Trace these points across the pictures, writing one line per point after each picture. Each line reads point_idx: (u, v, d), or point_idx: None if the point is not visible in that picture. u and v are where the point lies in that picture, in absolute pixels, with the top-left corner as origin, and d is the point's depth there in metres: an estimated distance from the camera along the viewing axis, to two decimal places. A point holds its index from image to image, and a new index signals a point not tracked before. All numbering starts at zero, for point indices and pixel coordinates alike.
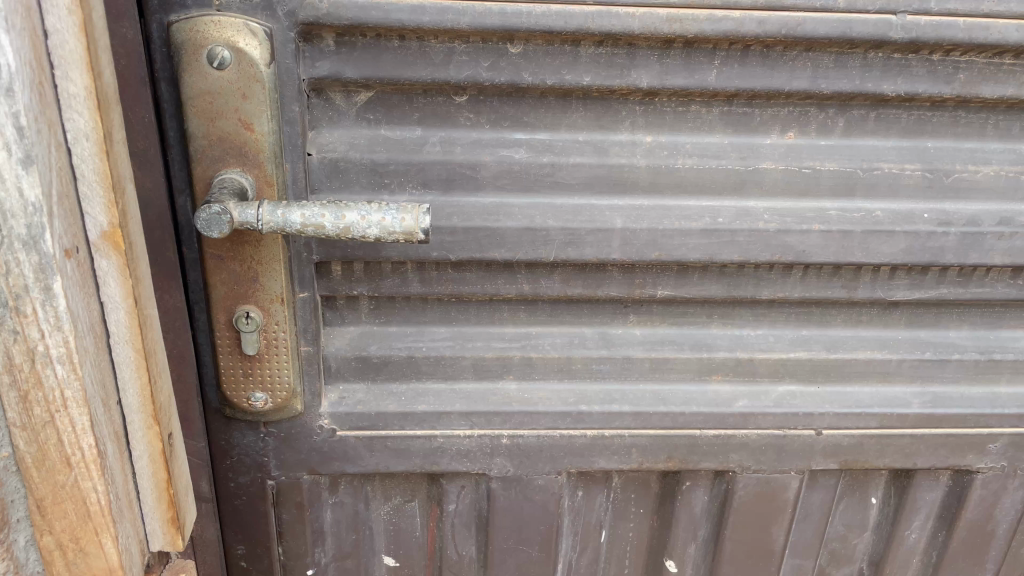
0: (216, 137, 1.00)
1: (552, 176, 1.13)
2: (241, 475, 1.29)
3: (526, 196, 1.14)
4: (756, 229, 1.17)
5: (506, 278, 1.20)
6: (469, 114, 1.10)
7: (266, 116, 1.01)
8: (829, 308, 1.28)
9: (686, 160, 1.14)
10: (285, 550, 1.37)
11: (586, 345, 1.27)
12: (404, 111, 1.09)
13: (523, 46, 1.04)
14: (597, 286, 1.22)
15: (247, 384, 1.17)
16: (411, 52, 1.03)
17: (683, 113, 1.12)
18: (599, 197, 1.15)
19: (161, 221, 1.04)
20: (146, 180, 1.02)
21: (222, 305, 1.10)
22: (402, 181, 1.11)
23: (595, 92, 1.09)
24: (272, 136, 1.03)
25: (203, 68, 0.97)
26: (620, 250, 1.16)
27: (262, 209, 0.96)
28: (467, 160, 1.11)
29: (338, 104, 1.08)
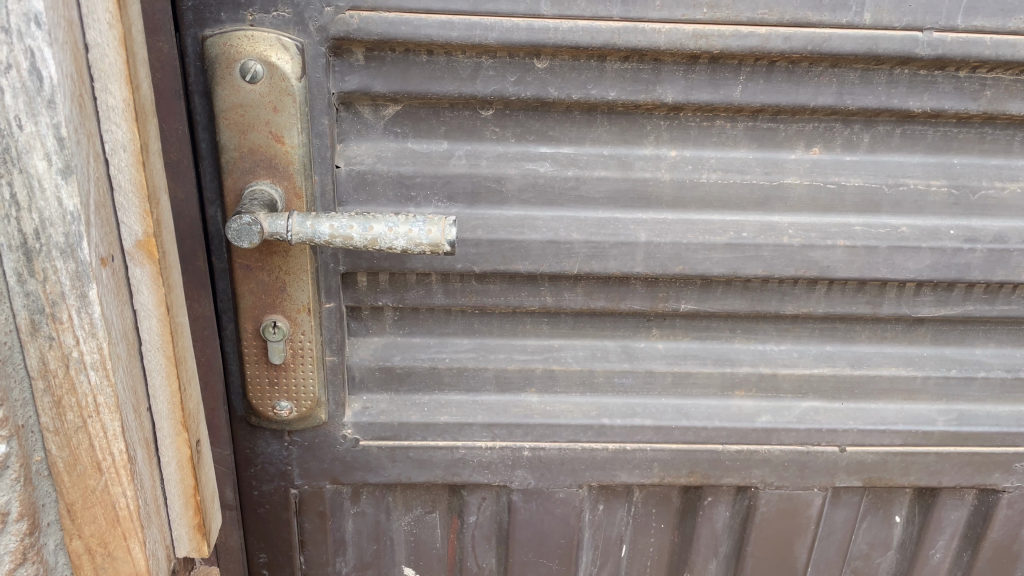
0: (247, 148, 1.02)
1: (576, 190, 1.14)
2: (265, 483, 1.30)
3: (550, 210, 1.15)
4: (780, 243, 1.17)
5: (529, 290, 1.20)
6: (495, 127, 1.11)
7: (296, 129, 1.03)
8: (853, 324, 1.28)
9: (711, 175, 1.14)
10: (307, 558, 1.38)
11: (608, 358, 1.27)
12: (431, 125, 1.10)
13: (550, 61, 1.05)
14: (620, 299, 1.22)
15: (273, 393, 1.18)
16: (439, 67, 1.05)
17: (708, 128, 1.13)
18: (623, 211, 1.15)
19: (192, 230, 1.07)
20: (179, 190, 1.04)
21: (249, 314, 1.12)
22: (428, 194, 1.12)
23: (620, 107, 1.10)
24: (302, 149, 1.04)
25: (236, 81, 0.99)
26: (643, 263, 1.17)
27: (291, 220, 0.97)
28: (492, 173, 1.12)
29: (366, 117, 1.09)
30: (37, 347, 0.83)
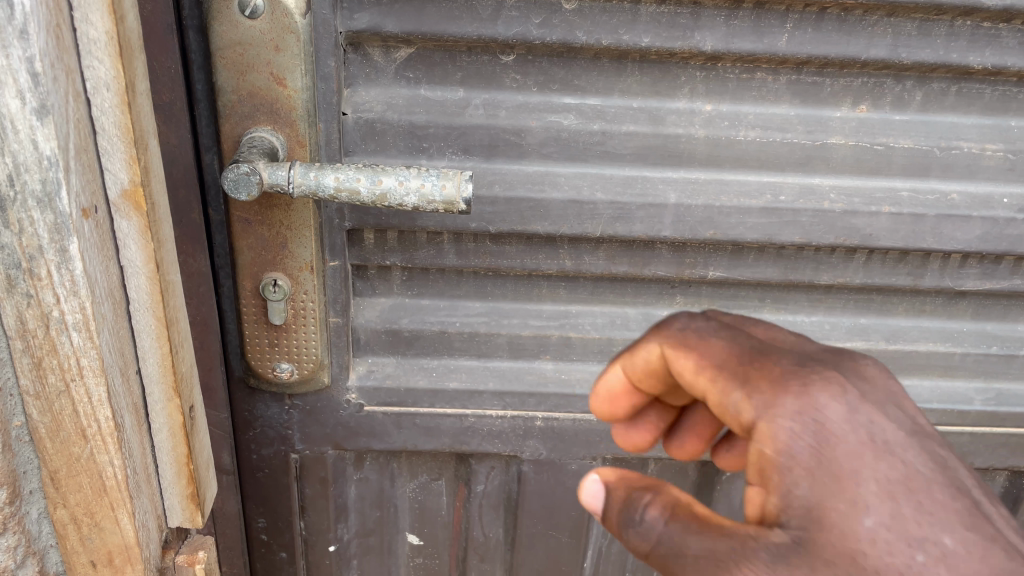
0: (246, 92, 0.94)
1: (602, 145, 1.05)
2: (264, 447, 1.24)
3: (572, 166, 1.06)
4: (821, 209, 1.08)
5: (548, 252, 1.13)
6: (515, 74, 1.03)
7: (300, 71, 0.94)
8: (890, 295, 1.20)
9: (749, 132, 1.05)
10: (307, 524, 1.33)
11: (628, 326, 1.20)
12: (446, 70, 1.02)
13: (579, 2, 0.96)
14: (644, 264, 1.14)
15: (272, 355, 1.12)
16: (457, 6, 0.96)
17: (747, 80, 1.04)
18: (652, 168, 1.06)
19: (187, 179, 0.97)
20: (172, 135, 0.94)
21: (248, 271, 1.05)
22: (442, 146, 1.04)
23: (653, 55, 1.01)
24: (306, 93, 0.96)
25: (234, 16, 0.90)
26: (672, 227, 1.08)
27: (294, 171, 0.89)
28: (512, 125, 1.04)
29: (376, 60, 1.01)
30: (14, 305, 0.76)
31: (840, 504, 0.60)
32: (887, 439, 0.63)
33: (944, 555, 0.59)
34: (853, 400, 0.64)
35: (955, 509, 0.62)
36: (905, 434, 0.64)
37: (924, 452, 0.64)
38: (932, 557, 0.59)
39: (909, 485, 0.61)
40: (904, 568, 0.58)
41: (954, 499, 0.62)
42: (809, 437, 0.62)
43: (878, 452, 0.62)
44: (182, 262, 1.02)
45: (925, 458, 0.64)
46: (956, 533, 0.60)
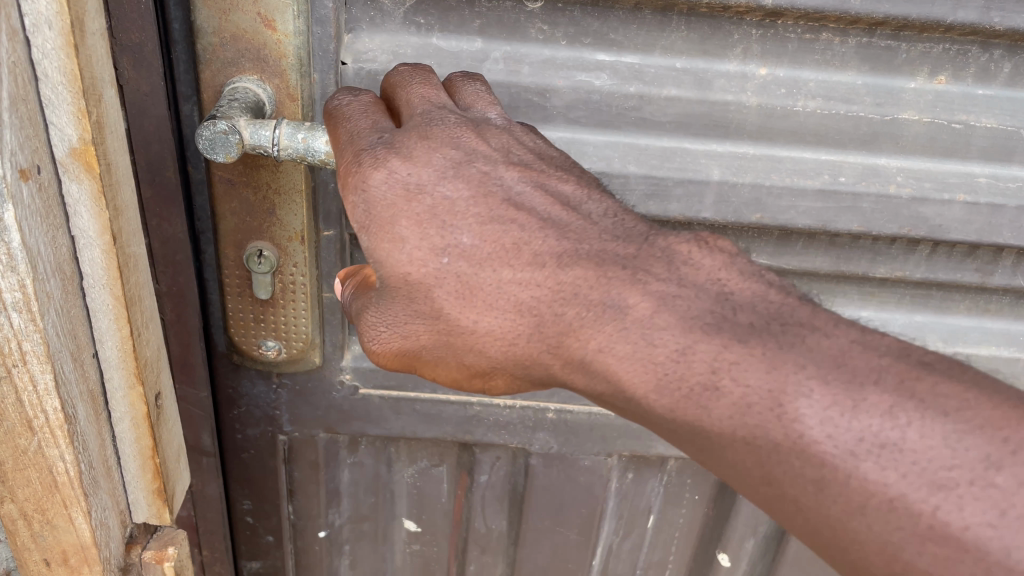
0: (229, 34, 0.81)
1: (638, 111, 0.92)
2: (250, 427, 1.13)
3: (603, 134, 0.93)
4: (886, 193, 0.94)
5: None
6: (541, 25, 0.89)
7: (292, 12, 0.81)
8: (952, 293, 1.07)
9: (808, 103, 0.91)
10: (295, 508, 1.24)
11: None
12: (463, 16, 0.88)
13: None
14: None
15: (258, 331, 1.00)
16: None
17: (811, 42, 0.89)
18: (693, 140, 0.93)
19: (160, 133, 0.83)
20: (142, 82, 0.79)
21: (230, 239, 0.93)
22: None
23: (703, 7, 0.86)
24: (298, 39, 0.82)
25: None
26: (713, 208, 0.94)
27: (279, 131, 0.76)
28: (535, 84, 0.90)
29: (382, 2, 0.87)
30: None
31: (385, 242, 0.72)
32: (471, 240, 0.72)
33: (492, 307, 0.72)
34: (466, 222, 0.72)
35: (482, 216, 0.72)
36: (551, 211, 0.73)
37: (457, 181, 0.73)
38: (455, 257, 0.71)
39: (443, 221, 0.72)
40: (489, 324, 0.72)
41: (563, 278, 0.70)
42: (436, 226, 0.71)
43: (407, 198, 0.71)
44: (156, 225, 0.89)
45: (575, 267, 0.70)
46: (504, 263, 0.72)
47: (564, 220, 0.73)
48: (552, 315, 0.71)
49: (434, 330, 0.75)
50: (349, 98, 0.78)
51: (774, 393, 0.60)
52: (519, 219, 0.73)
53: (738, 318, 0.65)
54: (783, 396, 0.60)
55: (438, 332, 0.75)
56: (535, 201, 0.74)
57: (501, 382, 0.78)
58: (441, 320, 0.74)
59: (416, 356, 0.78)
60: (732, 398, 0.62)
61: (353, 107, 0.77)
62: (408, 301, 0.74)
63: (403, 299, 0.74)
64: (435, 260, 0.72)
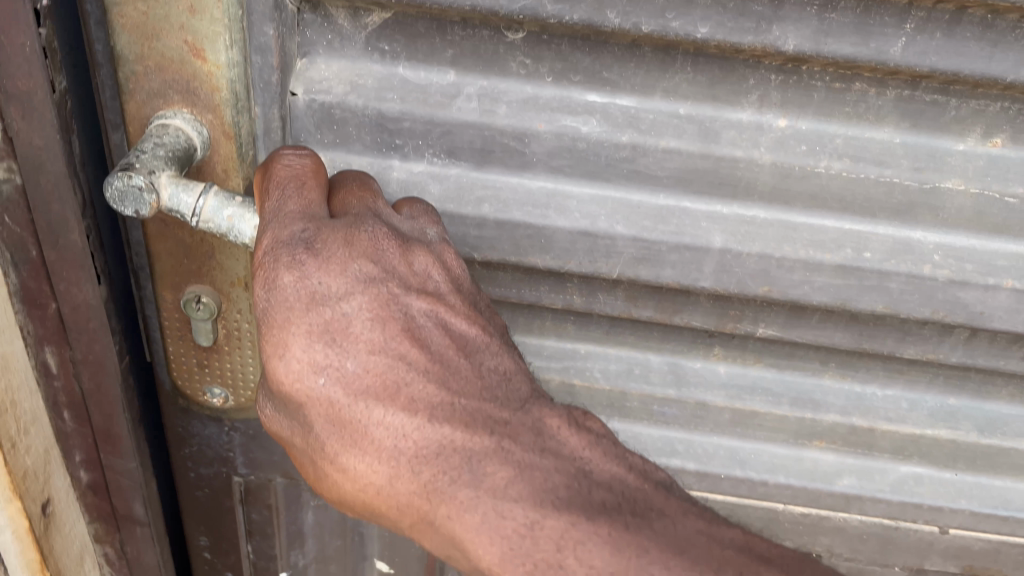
0: (153, 62, 0.70)
1: (632, 163, 0.79)
2: (202, 467, 1.05)
3: (590, 185, 0.80)
4: (918, 274, 0.81)
5: (552, 285, 0.89)
6: (524, 58, 0.76)
7: (224, 41, 0.69)
8: (993, 378, 0.93)
9: (834, 165, 0.77)
10: (255, 549, 1.16)
11: (648, 378, 0.97)
12: (433, 45, 0.76)
13: None
14: (674, 312, 0.90)
15: (201, 377, 0.91)
16: None
17: (840, 92, 0.75)
18: (694, 199, 0.80)
19: (59, 193, 0.72)
20: (33, 135, 0.69)
21: (167, 280, 0.84)
22: (419, 145, 0.79)
23: (712, 48, 0.73)
24: (233, 70, 0.71)
25: None
26: (712, 277, 0.82)
27: (204, 201, 0.68)
28: (513, 127, 0.78)
29: (341, 24, 0.75)
30: None
31: (269, 346, 0.66)
32: (363, 380, 0.67)
33: (356, 444, 0.68)
34: (358, 352, 0.67)
35: (373, 343, 0.67)
36: (445, 353, 0.72)
37: (361, 298, 0.67)
38: (334, 380, 0.66)
39: (335, 341, 0.66)
40: (362, 463, 0.68)
41: (429, 437, 0.68)
42: (324, 351, 0.66)
43: (309, 304, 0.66)
44: (65, 291, 0.79)
45: (448, 423, 0.68)
46: (379, 401, 0.67)
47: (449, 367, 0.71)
48: (409, 473, 0.68)
49: (303, 437, 0.71)
50: (291, 160, 0.70)
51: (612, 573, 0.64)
52: (409, 355, 0.69)
53: (594, 496, 0.68)
54: None
55: (309, 441, 0.70)
56: (433, 338, 0.71)
57: (351, 513, 0.74)
58: (312, 434, 0.69)
59: (282, 444, 0.74)
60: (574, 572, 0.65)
61: (286, 173, 0.69)
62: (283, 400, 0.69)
63: (278, 397, 0.69)
64: (314, 378, 0.66)
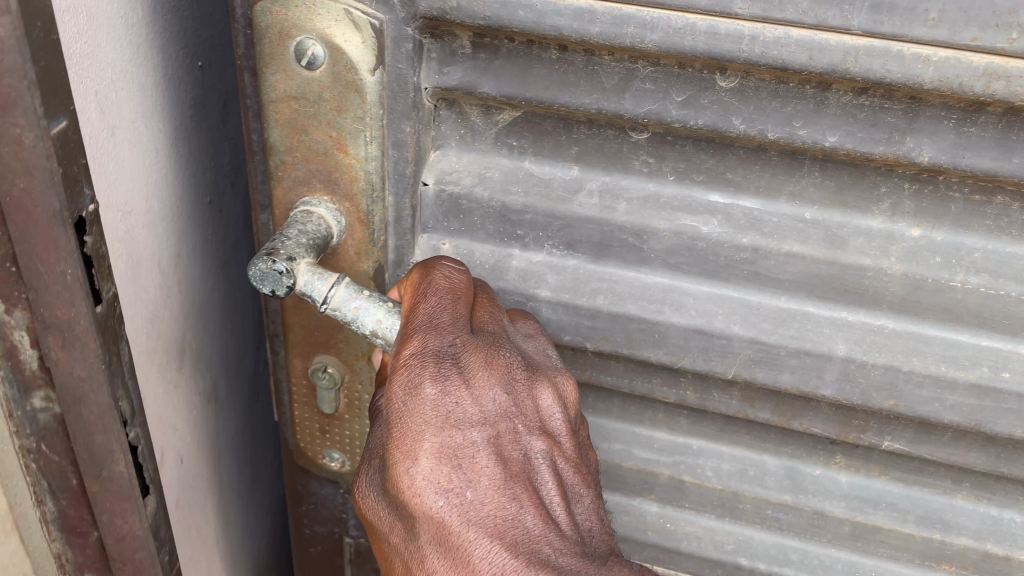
0: (301, 153, 0.76)
1: (752, 264, 0.78)
2: (318, 524, 1.09)
3: (708, 284, 0.80)
4: None
5: (665, 378, 0.88)
6: (647, 157, 0.77)
7: (365, 137, 0.74)
8: None
9: (971, 279, 0.74)
10: None
11: (763, 481, 0.94)
12: (560, 141, 0.79)
13: (740, 79, 0.69)
14: (793, 417, 0.87)
15: (322, 441, 0.96)
16: (574, 70, 0.72)
17: (979, 204, 0.72)
18: (817, 304, 0.78)
19: (103, 424, 0.68)
20: (76, 367, 0.65)
21: (298, 350, 0.89)
22: (540, 236, 0.82)
23: (841, 156, 0.72)
24: (371, 164, 0.76)
25: (291, 65, 0.72)
26: (833, 385, 0.79)
27: (334, 290, 0.71)
28: (632, 223, 0.79)
29: (474, 120, 0.79)
30: None
31: (398, 453, 0.69)
32: (478, 511, 0.69)
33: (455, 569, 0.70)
34: (479, 483, 0.69)
35: (495, 475, 0.70)
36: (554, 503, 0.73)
37: (491, 432, 0.70)
38: (451, 501, 0.69)
39: (461, 467, 0.69)
40: None
41: None
42: (447, 476, 0.69)
43: (444, 424, 0.69)
44: (108, 521, 0.75)
45: None
46: (488, 535, 0.69)
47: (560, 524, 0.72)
48: None
49: (403, 544, 0.73)
50: (451, 272, 0.72)
51: None
52: (523, 497, 0.71)
53: None
54: None
55: (408, 547, 0.72)
56: (547, 483, 0.73)
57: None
58: (413, 542, 0.72)
59: (376, 537, 0.76)
60: None
61: (445, 284, 0.71)
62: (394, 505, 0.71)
63: (392, 501, 0.72)
64: (430, 498, 0.69)
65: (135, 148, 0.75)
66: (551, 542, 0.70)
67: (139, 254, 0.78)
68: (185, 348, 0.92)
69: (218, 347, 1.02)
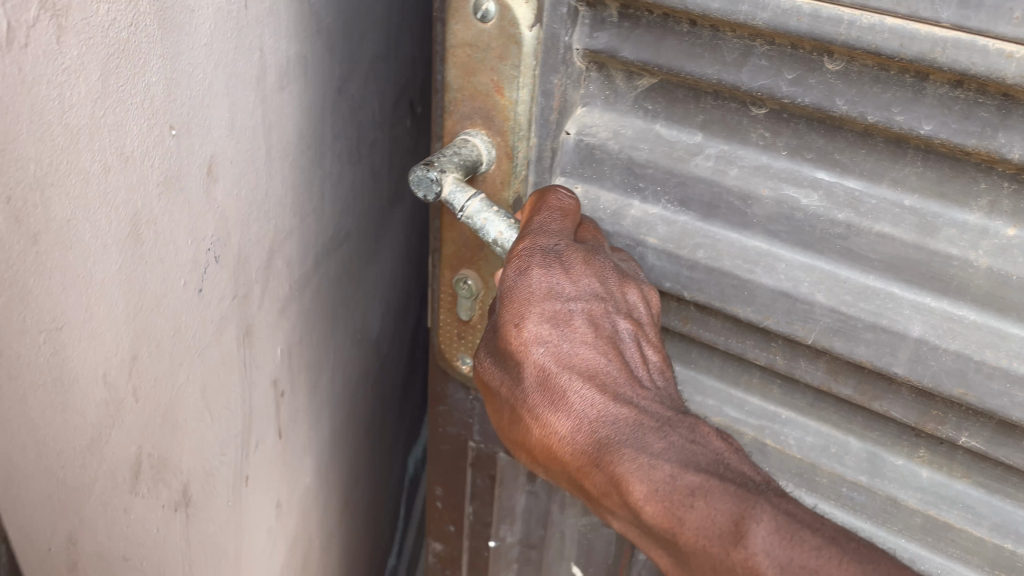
0: (468, 92, 0.93)
1: (845, 240, 0.84)
2: (449, 425, 1.27)
3: (802, 253, 0.87)
4: None
5: (757, 341, 0.96)
6: (763, 131, 0.86)
7: (519, 83, 0.90)
8: None
9: None
10: (475, 513, 1.35)
11: (843, 460, 0.99)
12: (689, 109, 0.89)
13: (846, 63, 0.76)
14: (874, 398, 0.91)
15: (458, 346, 1.13)
16: (702, 43, 0.83)
17: None
18: (902, 285, 0.83)
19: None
20: None
21: (448, 262, 1.07)
22: (658, 191, 0.93)
23: (941, 147, 0.77)
24: (521, 107, 0.91)
25: (469, 18, 0.89)
26: (906, 365, 0.84)
27: (470, 203, 0.87)
28: (739, 188, 0.88)
29: (618, 83, 0.92)
30: None
31: (507, 316, 0.84)
32: (573, 359, 0.84)
33: (556, 405, 0.85)
34: (574, 335, 0.84)
35: (587, 331, 0.84)
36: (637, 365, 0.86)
37: (586, 303, 0.84)
38: (549, 351, 0.84)
39: (558, 326, 0.84)
40: (555, 419, 0.85)
41: (609, 412, 0.83)
42: (549, 333, 0.84)
43: (546, 295, 0.83)
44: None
45: (627, 407, 0.83)
46: (580, 377, 0.84)
47: (641, 381, 0.86)
48: (589, 433, 0.84)
49: (511, 393, 0.88)
50: (562, 197, 0.87)
51: (735, 519, 0.75)
52: (610, 354, 0.85)
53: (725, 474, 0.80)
54: (743, 523, 0.74)
55: (516, 393, 0.88)
56: (631, 350, 0.87)
57: (529, 456, 0.91)
58: (519, 389, 0.87)
59: (492, 397, 0.92)
60: (699, 518, 0.76)
61: (556, 203, 0.86)
62: (506, 359, 0.87)
63: (502, 356, 0.88)
64: (535, 348, 0.84)
65: (110, 219, 0.64)
66: (632, 387, 0.85)
67: (70, 375, 0.63)
68: (142, 458, 0.76)
69: (195, 447, 0.86)
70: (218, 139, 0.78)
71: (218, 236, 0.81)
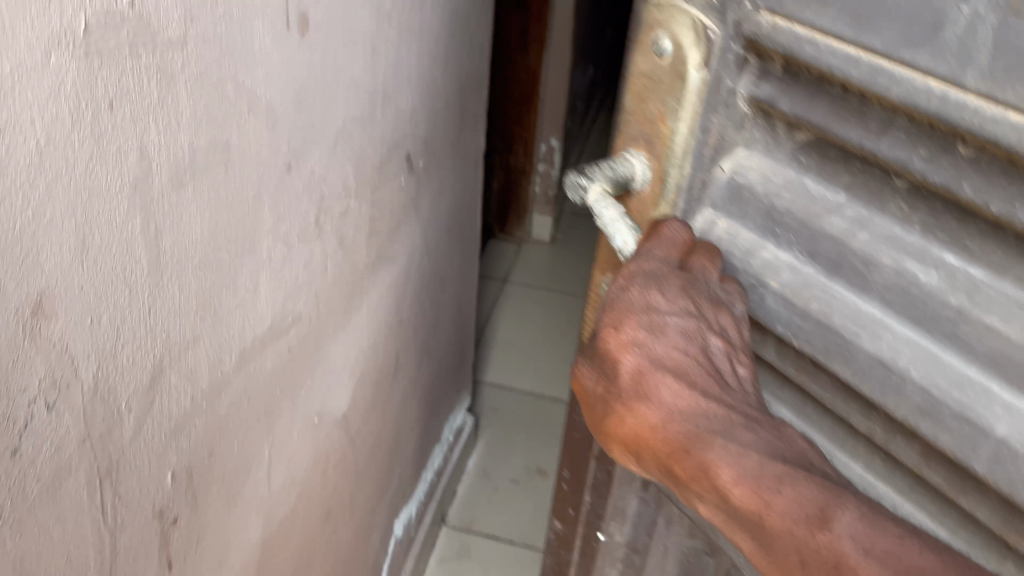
0: (637, 120, 0.99)
1: (957, 328, 0.81)
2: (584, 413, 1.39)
3: (912, 330, 0.85)
4: None
5: (860, 410, 0.94)
6: (904, 204, 0.84)
7: (680, 118, 0.94)
8: None
9: None
10: (592, 503, 1.46)
11: None
12: (838, 168, 0.88)
13: (977, 150, 0.74)
14: (961, 493, 0.87)
15: None
16: (851, 107, 0.82)
17: None
18: (1004, 386, 0.79)
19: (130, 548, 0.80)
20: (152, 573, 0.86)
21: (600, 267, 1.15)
22: (792, 241, 0.94)
23: None
24: (681, 140, 0.96)
25: (649, 53, 0.95)
26: (985, 464, 0.81)
27: (606, 210, 0.99)
28: (865, 253, 0.87)
29: (780, 133, 0.92)
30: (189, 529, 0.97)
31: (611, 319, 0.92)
32: (668, 360, 0.90)
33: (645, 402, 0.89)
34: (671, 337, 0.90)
35: (683, 336, 0.90)
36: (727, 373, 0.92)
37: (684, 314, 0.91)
38: (646, 352, 0.90)
39: (656, 331, 0.90)
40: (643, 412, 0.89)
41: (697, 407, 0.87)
42: (647, 335, 0.90)
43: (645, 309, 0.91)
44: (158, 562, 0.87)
45: (716, 404, 0.87)
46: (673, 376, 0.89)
47: (732, 386, 0.92)
48: (674, 426, 0.87)
49: (603, 391, 0.94)
50: (674, 228, 0.96)
51: (824, 504, 0.78)
52: (704, 360, 0.90)
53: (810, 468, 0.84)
54: (830, 508, 0.78)
55: (608, 391, 0.93)
56: (722, 362, 0.92)
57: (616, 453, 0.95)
58: (612, 385, 0.92)
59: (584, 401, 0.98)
60: (787, 501, 0.80)
61: (670, 234, 0.95)
62: (603, 359, 0.94)
63: (599, 356, 0.94)
64: (631, 349, 0.90)
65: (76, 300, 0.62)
66: (723, 388, 0.90)
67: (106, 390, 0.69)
68: (175, 442, 0.84)
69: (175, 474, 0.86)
70: (187, 152, 0.72)
71: (200, 246, 0.78)
